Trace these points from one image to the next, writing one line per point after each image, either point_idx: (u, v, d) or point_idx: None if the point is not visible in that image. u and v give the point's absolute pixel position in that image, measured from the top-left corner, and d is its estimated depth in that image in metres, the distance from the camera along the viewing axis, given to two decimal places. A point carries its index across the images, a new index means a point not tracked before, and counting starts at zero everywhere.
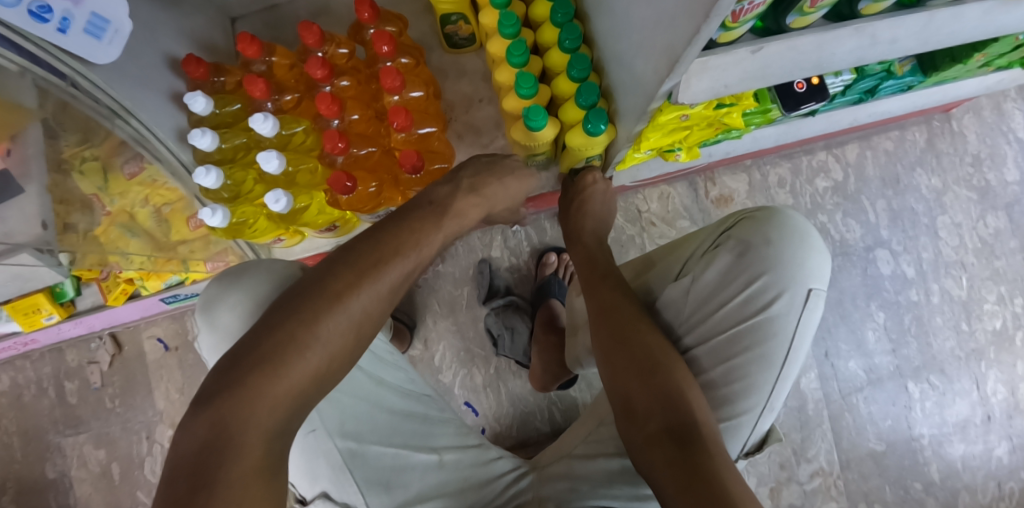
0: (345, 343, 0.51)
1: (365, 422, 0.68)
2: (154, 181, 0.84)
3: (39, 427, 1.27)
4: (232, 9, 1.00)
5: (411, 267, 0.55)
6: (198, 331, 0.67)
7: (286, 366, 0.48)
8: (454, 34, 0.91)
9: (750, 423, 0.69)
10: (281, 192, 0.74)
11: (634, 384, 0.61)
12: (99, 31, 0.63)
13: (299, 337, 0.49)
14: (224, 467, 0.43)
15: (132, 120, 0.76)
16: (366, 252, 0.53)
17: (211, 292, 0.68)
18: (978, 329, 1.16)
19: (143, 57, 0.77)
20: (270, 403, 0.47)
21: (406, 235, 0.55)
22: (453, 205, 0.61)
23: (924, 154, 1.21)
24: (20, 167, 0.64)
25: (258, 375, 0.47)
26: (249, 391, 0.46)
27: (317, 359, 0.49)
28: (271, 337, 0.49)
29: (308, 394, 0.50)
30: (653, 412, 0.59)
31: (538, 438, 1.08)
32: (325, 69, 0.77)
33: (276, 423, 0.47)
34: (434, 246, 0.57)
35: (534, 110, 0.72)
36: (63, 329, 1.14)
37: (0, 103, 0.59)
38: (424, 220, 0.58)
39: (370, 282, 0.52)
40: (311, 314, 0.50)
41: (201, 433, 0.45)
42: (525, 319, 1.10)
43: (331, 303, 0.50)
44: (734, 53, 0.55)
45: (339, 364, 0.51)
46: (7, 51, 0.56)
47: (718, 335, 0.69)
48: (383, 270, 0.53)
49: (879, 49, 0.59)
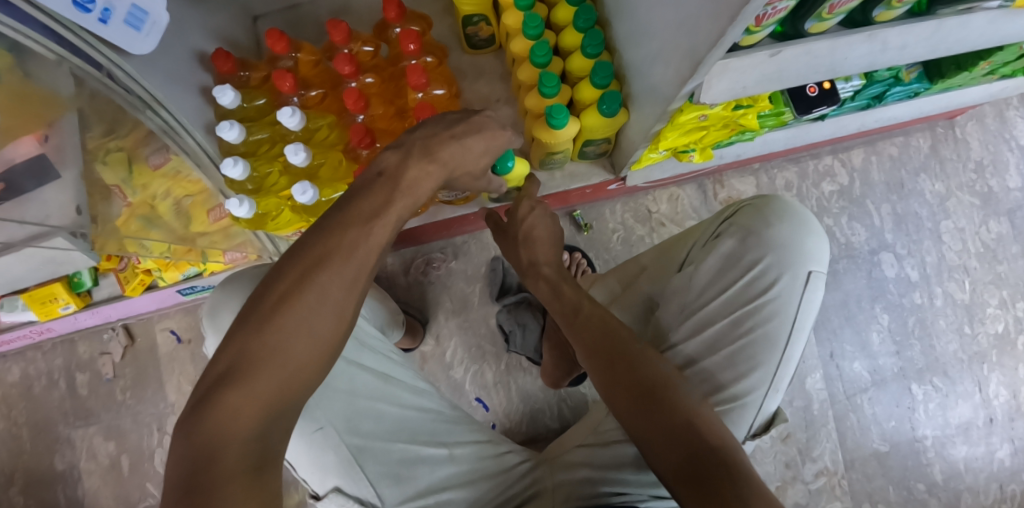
0: (306, 339, 0.47)
1: (371, 419, 0.69)
2: (177, 173, 0.86)
3: (50, 419, 1.28)
4: (255, 7, 1.03)
5: (367, 249, 0.51)
6: (204, 337, 0.69)
7: (249, 374, 0.45)
8: (474, 35, 0.93)
9: (757, 404, 0.69)
10: (307, 184, 0.75)
11: (644, 412, 0.60)
12: (138, 22, 0.66)
13: (254, 342, 0.46)
14: (188, 490, 0.39)
15: (162, 111, 0.77)
16: (307, 244, 0.50)
17: (215, 297, 0.69)
18: (981, 332, 1.18)
19: (172, 53, 0.79)
20: (236, 409, 0.43)
21: (353, 220, 0.51)
22: (406, 176, 0.54)
23: (928, 160, 1.24)
24: (56, 153, 0.67)
25: (218, 389, 0.44)
26: (210, 408, 0.43)
27: (278, 358, 0.46)
28: (226, 353, 0.46)
29: (282, 400, 0.46)
30: (659, 445, 0.58)
31: (547, 434, 1.09)
32: (352, 66, 0.78)
33: (253, 431, 0.43)
34: (390, 225, 0.53)
35: (558, 108, 0.73)
36: (79, 320, 1.15)
37: (38, 93, 0.62)
38: (370, 196, 0.53)
39: (319, 272, 0.48)
40: (263, 318, 0.47)
41: (173, 458, 0.42)
42: (537, 316, 1.08)
43: (279, 303, 0.47)
44: (754, 57, 0.56)
45: (311, 359, 0.47)
46: (48, 41, 0.58)
47: (722, 319, 0.71)
48: (332, 256, 0.49)
49: (888, 54, 0.62)
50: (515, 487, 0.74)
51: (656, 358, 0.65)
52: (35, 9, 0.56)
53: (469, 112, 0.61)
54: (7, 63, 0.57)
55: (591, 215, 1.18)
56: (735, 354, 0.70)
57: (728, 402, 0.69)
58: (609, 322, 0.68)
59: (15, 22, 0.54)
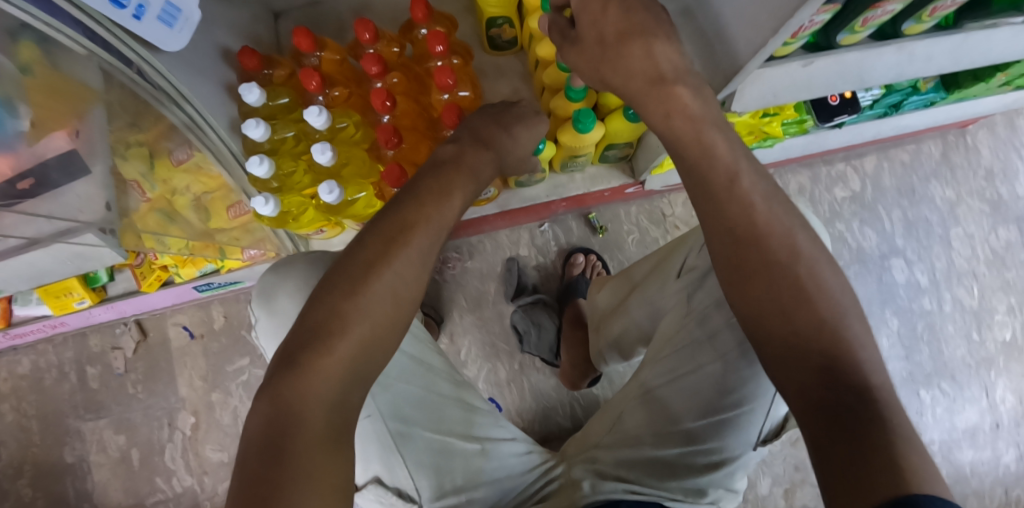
0: (386, 309, 0.51)
1: (416, 406, 0.69)
2: (199, 168, 0.86)
3: (59, 411, 1.28)
4: (276, 3, 1.03)
5: (437, 232, 0.55)
6: (256, 319, 0.68)
7: (335, 337, 0.48)
8: (497, 36, 0.93)
9: (765, 410, 0.65)
10: (333, 183, 0.76)
11: (785, 326, 0.46)
12: (171, 19, 0.66)
13: (341, 312, 0.49)
14: (285, 443, 0.43)
15: (186, 106, 0.77)
16: (390, 219, 0.54)
17: (267, 280, 0.69)
18: (989, 338, 1.19)
19: (198, 48, 0.79)
20: (325, 374, 0.47)
21: (429, 203, 0.55)
22: (464, 160, 0.61)
23: (939, 166, 1.25)
24: (86, 147, 0.67)
25: (308, 353, 0.47)
26: (302, 367, 0.47)
27: (361, 329, 0.49)
28: (313, 316, 0.50)
29: (361, 368, 0.50)
30: (789, 369, 0.45)
31: (559, 433, 1.10)
32: (379, 66, 0.78)
33: (337, 391, 0.47)
34: (456, 209, 0.57)
35: (584, 113, 0.74)
36: (93, 314, 1.14)
37: (67, 83, 0.62)
38: (442, 179, 0.58)
39: (401, 247, 0.52)
40: (349, 286, 0.50)
41: (265, 412, 0.45)
42: (553, 316, 1.11)
43: (364, 273, 0.51)
44: (787, 66, 0.57)
45: (386, 332, 0.51)
46: (80, 36, 0.58)
47: (723, 323, 0.67)
48: (410, 235, 0.53)
49: (915, 65, 0.63)
50: (533, 485, 0.74)
51: (827, 269, 0.48)
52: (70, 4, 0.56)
53: (507, 103, 0.70)
54: (35, 54, 0.57)
55: (606, 217, 1.17)
56: (733, 364, 0.65)
57: (732, 407, 0.66)
58: (773, 202, 0.49)
59: (47, 16, 0.54)
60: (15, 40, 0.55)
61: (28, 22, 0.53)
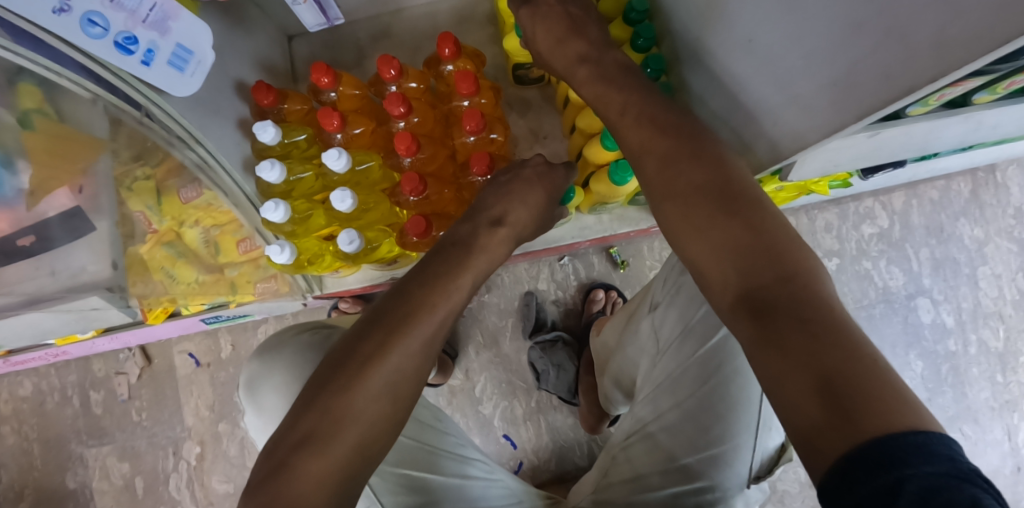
0: (381, 410, 0.47)
1: (421, 493, 0.64)
2: (209, 205, 0.78)
3: (61, 436, 1.25)
4: (292, 27, 0.98)
5: (442, 319, 0.51)
6: (245, 413, 0.69)
7: (330, 441, 0.44)
8: (524, 76, 0.90)
9: (751, 444, 0.61)
10: (353, 232, 0.73)
11: (705, 243, 0.46)
12: (181, 62, 0.60)
13: (335, 410, 0.45)
14: None
15: (200, 148, 0.70)
16: (392, 309, 0.50)
17: (255, 372, 0.69)
18: (1013, 380, 1.16)
19: (211, 84, 0.74)
20: (316, 481, 0.43)
21: (435, 285, 0.52)
22: (477, 242, 0.58)
23: (969, 205, 1.21)
24: (90, 202, 0.66)
25: (303, 455, 0.44)
26: (292, 473, 0.43)
27: (357, 426, 0.45)
28: (309, 416, 0.46)
29: (356, 469, 0.46)
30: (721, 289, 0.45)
31: (575, 473, 1.07)
32: (404, 106, 0.73)
33: (331, 494, 0.44)
34: (465, 289, 0.54)
35: (622, 166, 0.70)
36: (97, 343, 1.11)
37: (67, 132, 0.60)
38: (448, 263, 0.55)
39: (399, 339, 0.48)
40: (346, 382, 0.46)
41: None
42: (572, 358, 1.07)
43: (362, 367, 0.47)
44: (854, 138, 0.54)
45: (384, 428, 0.47)
46: (85, 81, 0.54)
47: (686, 360, 0.65)
48: (411, 324, 0.49)
49: (981, 132, 0.60)
50: None
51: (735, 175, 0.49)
52: (71, 48, 0.51)
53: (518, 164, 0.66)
54: (36, 100, 0.55)
55: (629, 251, 1.14)
56: (704, 401, 0.62)
57: (711, 448, 0.61)
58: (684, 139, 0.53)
59: (50, 62, 0.51)
60: (12, 85, 0.52)
61: (29, 67, 0.50)
